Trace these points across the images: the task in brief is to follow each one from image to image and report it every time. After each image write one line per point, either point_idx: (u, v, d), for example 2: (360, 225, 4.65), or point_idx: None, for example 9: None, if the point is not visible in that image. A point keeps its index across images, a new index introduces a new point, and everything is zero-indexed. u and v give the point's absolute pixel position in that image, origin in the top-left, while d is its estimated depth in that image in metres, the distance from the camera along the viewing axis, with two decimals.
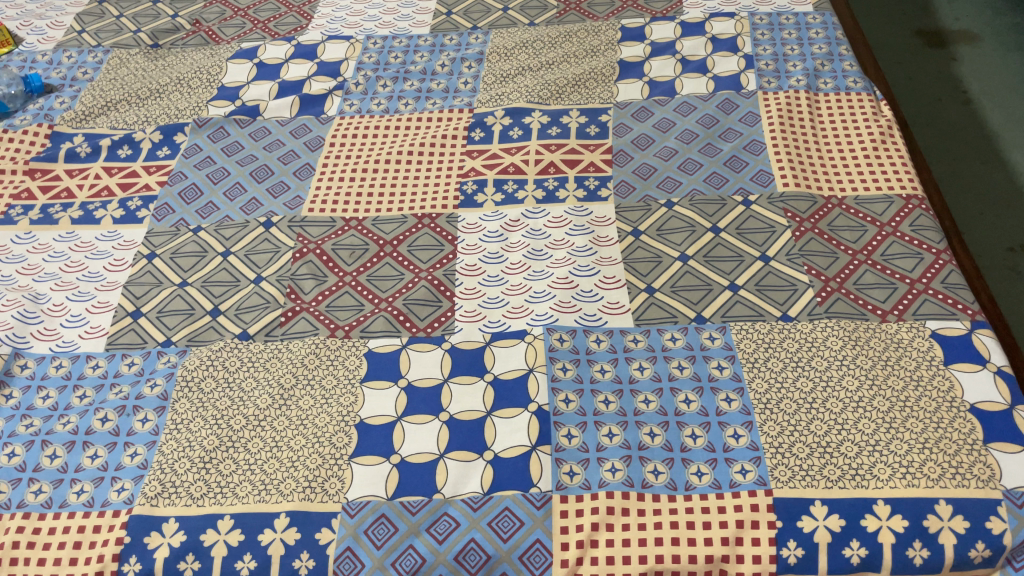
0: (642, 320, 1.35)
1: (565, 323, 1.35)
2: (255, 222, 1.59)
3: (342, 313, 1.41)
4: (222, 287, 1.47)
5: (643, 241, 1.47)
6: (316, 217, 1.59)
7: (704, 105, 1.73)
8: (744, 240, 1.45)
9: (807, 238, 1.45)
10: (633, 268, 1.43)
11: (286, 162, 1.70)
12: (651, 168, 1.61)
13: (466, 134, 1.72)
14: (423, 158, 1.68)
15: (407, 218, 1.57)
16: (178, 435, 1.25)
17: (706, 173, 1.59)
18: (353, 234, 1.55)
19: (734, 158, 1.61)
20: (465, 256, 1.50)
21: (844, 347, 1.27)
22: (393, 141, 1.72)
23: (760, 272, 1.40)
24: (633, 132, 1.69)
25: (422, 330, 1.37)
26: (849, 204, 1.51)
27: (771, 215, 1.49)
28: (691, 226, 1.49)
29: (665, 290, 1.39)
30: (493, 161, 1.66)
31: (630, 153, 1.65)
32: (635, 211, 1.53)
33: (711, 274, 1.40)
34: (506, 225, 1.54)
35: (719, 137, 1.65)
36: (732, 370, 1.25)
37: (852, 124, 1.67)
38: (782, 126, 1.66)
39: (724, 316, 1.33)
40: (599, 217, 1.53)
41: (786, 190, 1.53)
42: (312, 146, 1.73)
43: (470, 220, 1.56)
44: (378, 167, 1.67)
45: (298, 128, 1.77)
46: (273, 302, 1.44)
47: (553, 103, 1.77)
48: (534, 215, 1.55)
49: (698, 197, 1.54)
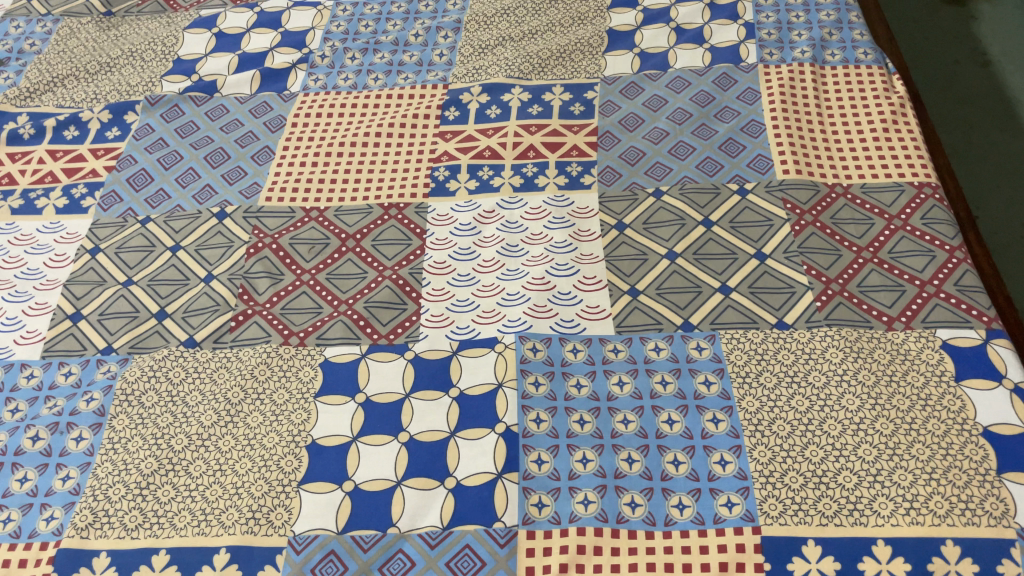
0: (624, 327, 1.23)
1: (539, 330, 1.23)
2: (208, 212, 1.46)
3: (298, 317, 1.30)
4: (169, 287, 1.36)
5: (628, 236, 1.35)
6: (273, 206, 1.46)
7: (700, 81, 1.58)
8: (739, 236, 1.32)
9: (808, 233, 1.32)
10: (616, 267, 1.30)
11: (243, 144, 1.57)
12: (638, 152, 1.48)
13: (439, 113, 1.58)
14: (391, 141, 1.55)
15: (373, 208, 1.44)
16: (114, 457, 1.15)
17: (699, 158, 1.45)
18: (312, 227, 1.42)
19: (730, 141, 1.47)
20: (433, 252, 1.37)
21: (843, 360, 1.15)
22: (360, 121, 1.59)
23: (754, 272, 1.27)
24: (620, 111, 1.55)
25: (384, 337, 1.26)
26: (855, 193, 1.38)
27: (769, 206, 1.36)
28: (680, 219, 1.36)
29: (650, 292, 1.26)
30: (468, 144, 1.53)
31: (617, 135, 1.51)
32: (619, 201, 1.40)
33: (701, 274, 1.28)
34: (479, 217, 1.41)
35: (714, 117, 1.51)
36: (720, 386, 1.14)
37: (861, 101, 1.52)
38: (784, 104, 1.51)
39: (713, 322, 1.21)
40: (580, 208, 1.41)
41: (785, 177, 1.40)
42: (272, 126, 1.59)
43: (441, 211, 1.43)
44: (342, 152, 1.53)
45: (257, 106, 1.64)
46: (223, 304, 1.32)
47: (534, 77, 1.63)
48: (510, 206, 1.42)
49: (690, 185, 1.41)
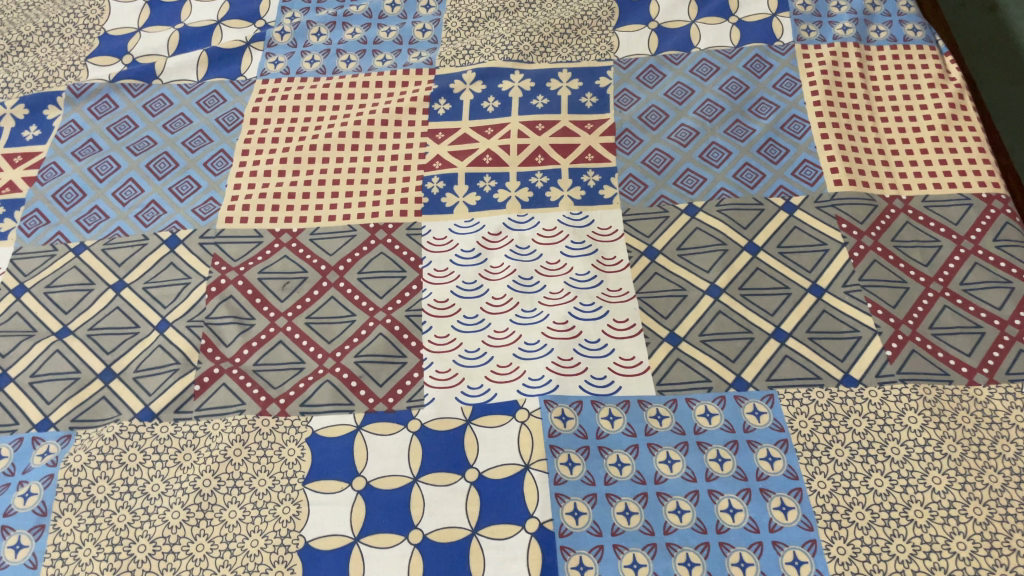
0: (667, 386, 1.05)
1: (567, 392, 1.05)
2: (155, 237, 1.22)
3: (277, 376, 1.09)
4: (116, 338, 1.13)
5: (661, 266, 1.15)
6: (236, 229, 1.22)
7: (729, 65, 1.36)
8: (789, 265, 1.14)
9: (868, 260, 1.14)
10: (650, 307, 1.12)
11: (193, 148, 1.31)
12: (665, 157, 1.27)
13: (427, 106, 1.34)
14: (371, 144, 1.31)
15: (356, 231, 1.22)
16: (63, 571, 0.95)
17: (736, 164, 1.25)
18: (285, 257, 1.19)
19: (770, 143, 1.27)
20: (432, 287, 1.16)
21: (923, 427, 1.00)
22: (333, 118, 1.34)
23: (811, 311, 1.10)
24: (639, 103, 1.33)
25: (381, 402, 1.06)
26: (916, 207, 1.20)
27: (821, 227, 1.18)
28: (720, 243, 1.17)
29: (693, 340, 1.08)
30: (464, 147, 1.30)
31: (638, 134, 1.30)
32: (647, 219, 1.21)
33: (751, 316, 1.10)
34: (485, 241, 1.21)
35: (749, 111, 1.30)
36: (785, 464, 0.98)
37: (913, 90, 1.32)
38: (829, 95, 1.31)
39: (769, 379, 1.04)
40: (602, 229, 1.20)
41: (837, 189, 1.21)
42: (226, 124, 1.34)
43: (438, 233, 1.22)
44: (314, 158, 1.29)
45: (206, 97, 1.37)
46: (183, 363, 1.10)
47: (536, 60, 1.39)
48: (520, 226, 1.22)
49: (728, 198, 1.21)
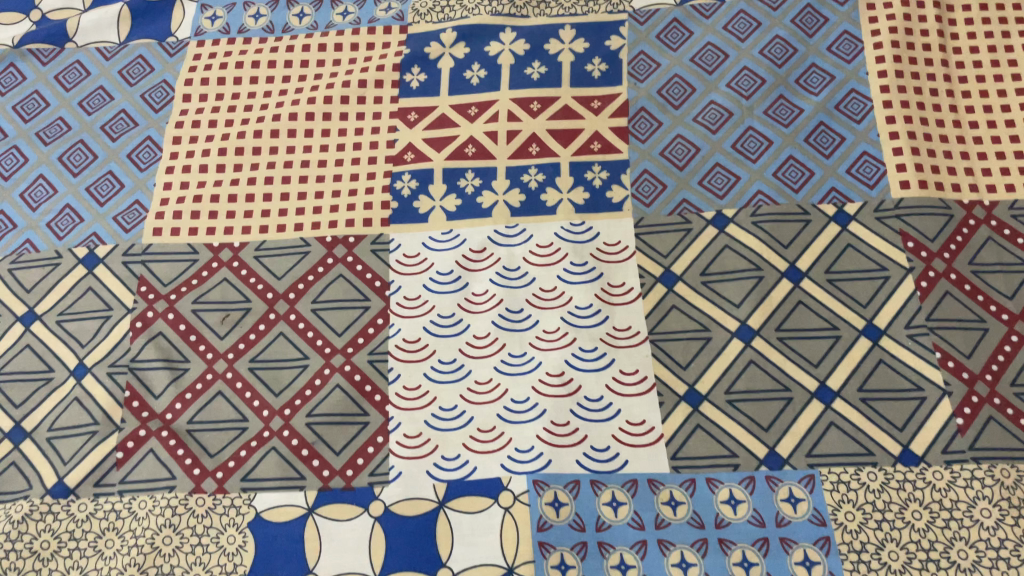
0: (683, 463, 0.86)
1: (561, 468, 0.86)
2: (71, 254, 1.01)
3: (215, 440, 0.91)
4: (27, 388, 0.95)
5: (680, 298, 0.94)
6: (166, 243, 1.01)
7: (774, 19, 1.09)
8: (840, 298, 0.93)
9: (939, 293, 0.92)
10: (664, 354, 0.91)
11: (115, 135, 1.08)
12: (689, 147, 1.02)
13: (395, 77, 1.09)
14: (328, 128, 1.07)
15: (310, 245, 1.00)
16: None
17: (777, 158, 1.00)
18: (225, 280, 0.99)
19: (821, 129, 1.01)
20: (402, 322, 0.96)
21: (998, 523, 0.81)
22: (281, 94, 1.09)
23: (865, 363, 0.89)
24: (659, 72, 1.07)
25: (337, 476, 0.88)
26: (1001, 217, 0.96)
27: (881, 246, 0.95)
28: (755, 267, 0.95)
29: (717, 400, 0.88)
30: (441, 133, 1.06)
31: (656, 115, 1.05)
32: (665, 233, 0.98)
33: (789, 368, 0.89)
34: (466, 261, 0.99)
35: (797, 84, 1.04)
36: (826, 570, 0.80)
37: (1004, 53, 1.04)
38: (898, 62, 1.04)
39: (809, 456, 0.85)
40: (609, 245, 0.98)
41: (903, 194, 0.97)
42: (154, 102, 1.10)
43: (409, 248, 1.00)
44: (259, 147, 1.06)
45: (130, 65, 1.12)
46: (104, 423, 0.92)
47: (531, 14, 1.13)
48: (508, 241, 1.00)
49: (766, 206, 0.98)
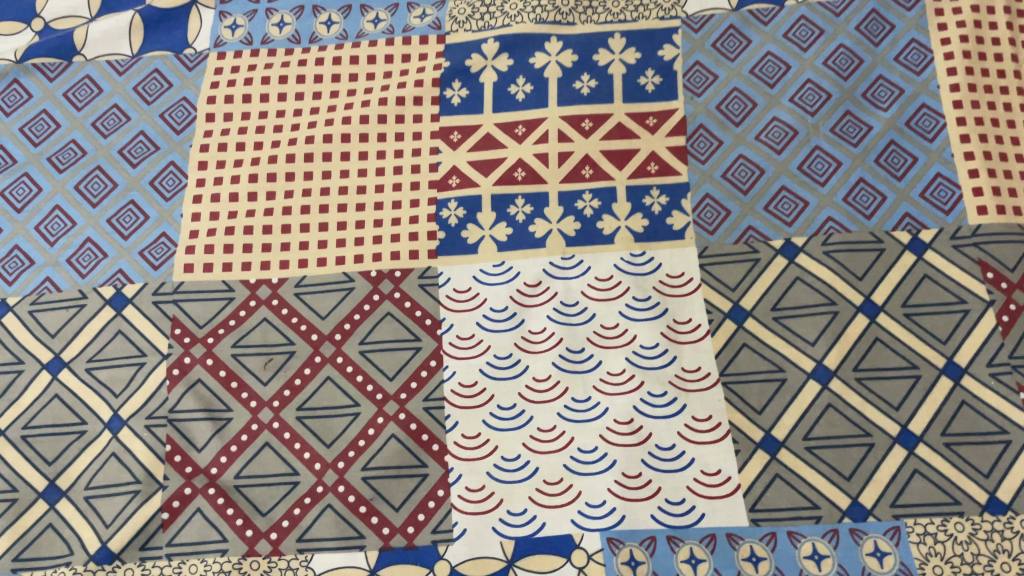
0: (762, 515, 0.82)
1: (635, 523, 0.83)
2: (96, 294, 0.94)
3: (266, 497, 0.86)
4: (59, 443, 0.89)
5: (751, 336, 0.90)
6: (198, 280, 0.95)
7: (837, 26, 1.02)
8: (918, 334, 0.88)
9: (1021, 327, 0.88)
10: (738, 397, 0.87)
11: (135, 160, 1.00)
12: (753, 169, 0.97)
13: (436, 93, 1.02)
14: (366, 150, 1.00)
15: (354, 281, 0.94)
16: None
17: (847, 182, 0.95)
18: (265, 320, 0.93)
19: (892, 149, 0.96)
20: (456, 363, 0.91)
21: None
22: (313, 112, 1.02)
23: (946, 405, 0.85)
24: (717, 85, 1.01)
25: (399, 534, 0.84)
26: None
27: (959, 277, 0.90)
28: (829, 301, 0.90)
29: (794, 447, 0.85)
30: (488, 155, 1.00)
31: (716, 134, 0.99)
32: (732, 264, 0.93)
33: (868, 411, 0.86)
34: (522, 296, 0.94)
35: (865, 98, 0.98)
36: None
37: None
38: (971, 75, 0.98)
39: (893, 506, 0.82)
40: (672, 277, 0.93)
41: (981, 220, 0.92)
42: (174, 122, 1.02)
43: (459, 282, 0.94)
44: (293, 172, 0.99)
45: (146, 80, 1.04)
46: (145, 481, 0.87)
47: (578, 20, 1.05)
48: (565, 274, 0.94)
49: (837, 234, 0.93)
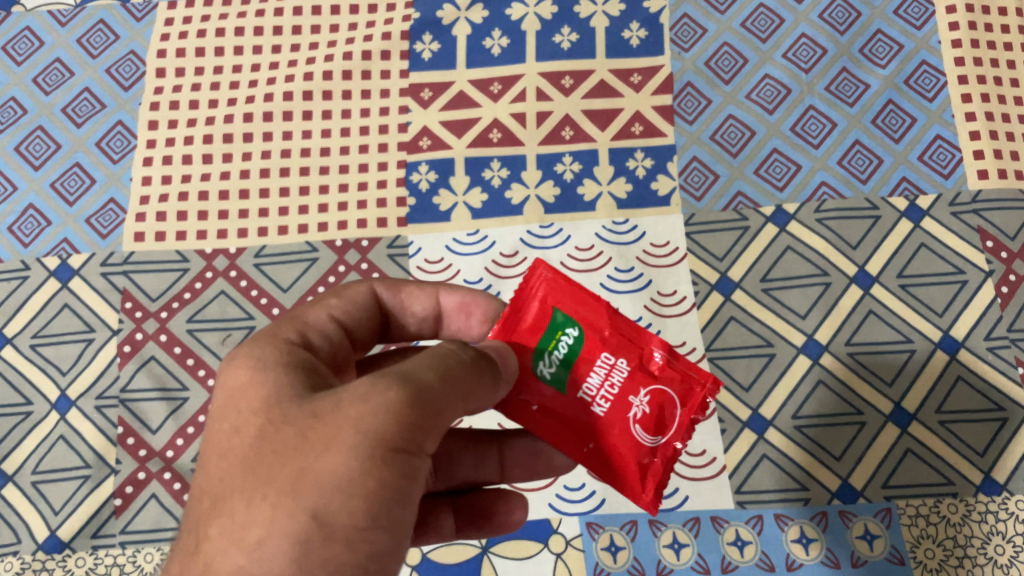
0: (748, 497, 0.79)
1: (616, 507, 0.79)
2: (40, 265, 0.88)
3: None
4: (3, 425, 0.83)
5: (739, 309, 0.85)
6: (151, 250, 0.88)
7: None
8: (914, 306, 0.84)
9: (1020, 299, 0.83)
10: (724, 374, 0.83)
11: (80, 119, 0.93)
12: (743, 130, 0.91)
13: (405, 47, 0.95)
14: (330, 109, 0.93)
15: (319, 251, 0.88)
16: None
17: (841, 144, 0.90)
18: (222, 293, 0.87)
19: (890, 109, 0.90)
20: None
21: None
22: (272, 68, 0.94)
23: (942, 380, 0.82)
24: (706, 39, 0.95)
25: None
26: None
27: (958, 246, 0.86)
28: (821, 272, 0.86)
29: (782, 425, 0.81)
30: (461, 115, 0.93)
31: (705, 92, 0.93)
32: (720, 232, 0.88)
33: (861, 388, 0.82)
34: (497, 266, 0.88)
35: (862, 54, 0.93)
36: None
37: None
38: (973, 30, 0.92)
39: (885, 488, 0.79)
40: (656, 245, 0.88)
41: (981, 185, 0.87)
42: (122, 78, 0.94)
43: (430, 252, 0.88)
44: (251, 133, 0.92)
45: (91, 32, 0.96)
46: (96, 465, 0.81)
47: None
48: (544, 242, 0.89)
49: (831, 200, 0.88)
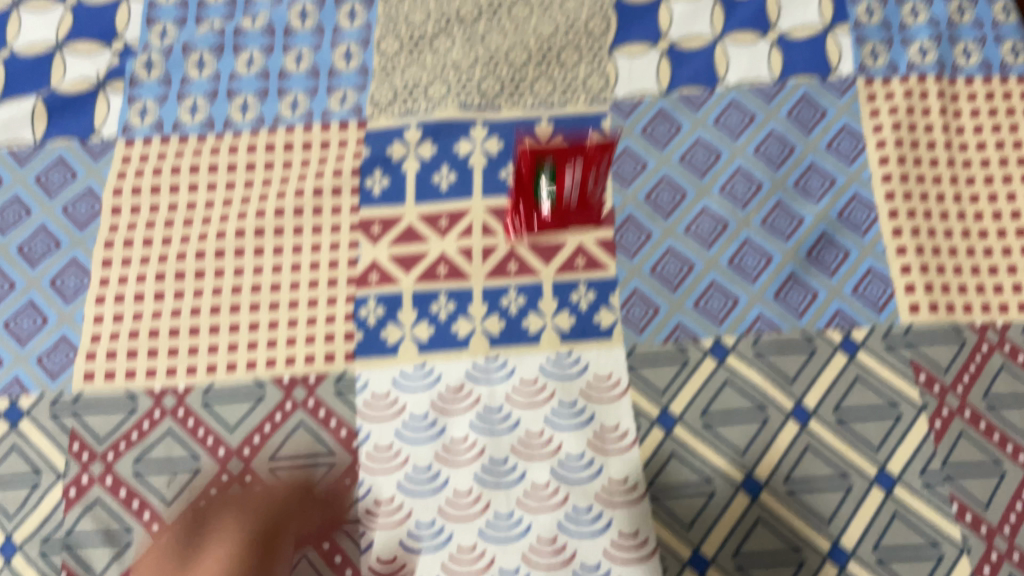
0: None
1: None
2: None
3: None
4: None
5: (680, 444, 0.86)
6: (101, 390, 0.89)
7: (769, 111, 0.99)
8: (851, 441, 0.86)
9: (953, 433, 0.85)
10: (666, 512, 0.84)
11: (35, 258, 0.95)
12: (682, 263, 0.94)
13: (356, 183, 0.98)
14: (282, 245, 0.95)
15: (266, 389, 0.90)
16: None
17: (777, 278, 0.92)
18: (170, 433, 0.88)
19: (823, 242, 0.93)
20: (373, 477, 0.86)
21: None
22: (226, 205, 0.97)
23: (879, 517, 0.83)
24: (646, 173, 0.98)
25: None
26: (1015, 341, 0.88)
27: (893, 380, 0.87)
28: (759, 407, 0.87)
29: (722, 564, 0.82)
30: (409, 249, 0.95)
31: (645, 225, 0.96)
32: (661, 366, 0.89)
33: (800, 525, 0.83)
34: (443, 401, 0.89)
35: (796, 188, 0.96)
36: None
37: (1013, 151, 0.97)
38: (902, 165, 0.96)
39: None
40: (599, 378, 0.89)
41: (913, 319, 0.90)
42: (78, 216, 0.97)
43: (378, 387, 0.90)
44: (203, 270, 0.94)
45: (48, 170, 0.99)
46: None
47: (504, 105, 1.01)
48: (489, 376, 0.90)
49: (768, 334, 0.90)
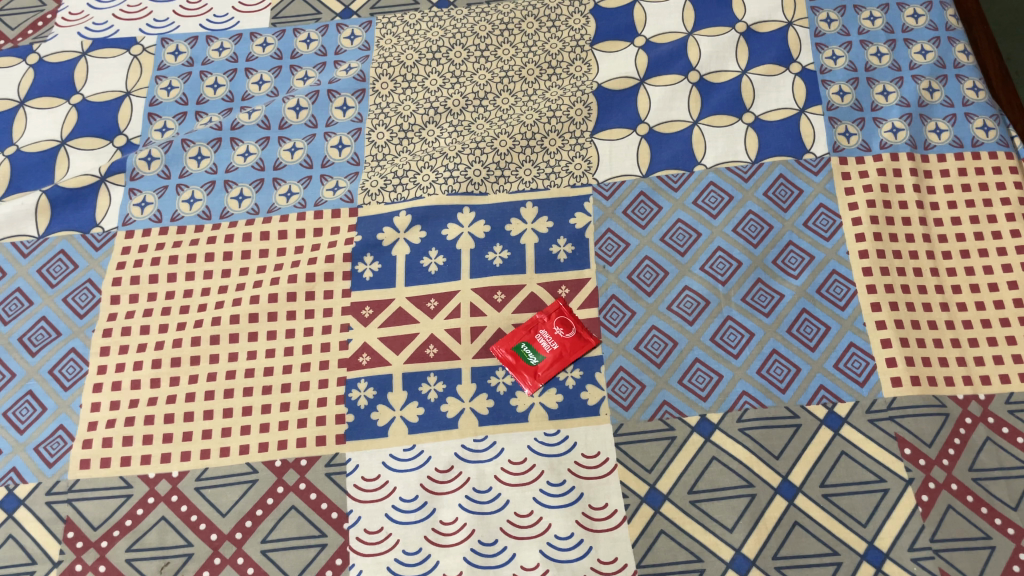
0: None
1: None
2: None
3: None
4: None
5: (667, 522, 0.87)
6: (96, 477, 0.91)
7: (746, 191, 1.03)
8: (838, 516, 0.86)
9: (941, 507, 0.85)
10: None
11: (34, 347, 0.98)
12: (665, 341, 0.95)
13: (348, 268, 1.01)
14: (275, 329, 0.98)
15: (258, 472, 0.91)
16: None
17: (759, 354, 0.94)
18: (163, 519, 0.89)
19: (804, 318, 0.95)
20: (363, 561, 0.86)
21: None
22: (221, 291, 1.00)
23: None
24: (629, 253, 1.01)
25: None
26: (998, 413, 0.89)
27: (877, 453, 0.88)
28: (746, 483, 0.88)
29: None
30: (399, 331, 0.98)
31: (629, 304, 0.98)
32: (647, 442, 0.90)
33: None
34: (432, 482, 0.90)
35: (775, 265, 0.99)
36: None
37: (987, 224, 0.99)
38: (879, 240, 0.98)
39: None
40: (586, 456, 0.90)
41: (896, 393, 0.90)
42: (78, 306, 1.00)
43: (367, 470, 0.90)
44: (198, 355, 0.97)
45: (51, 262, 1.03)
46: None
47: (489, 190, 1.06)
48: (478, 455, 0.91)
49: (752, 410, 0.91)
